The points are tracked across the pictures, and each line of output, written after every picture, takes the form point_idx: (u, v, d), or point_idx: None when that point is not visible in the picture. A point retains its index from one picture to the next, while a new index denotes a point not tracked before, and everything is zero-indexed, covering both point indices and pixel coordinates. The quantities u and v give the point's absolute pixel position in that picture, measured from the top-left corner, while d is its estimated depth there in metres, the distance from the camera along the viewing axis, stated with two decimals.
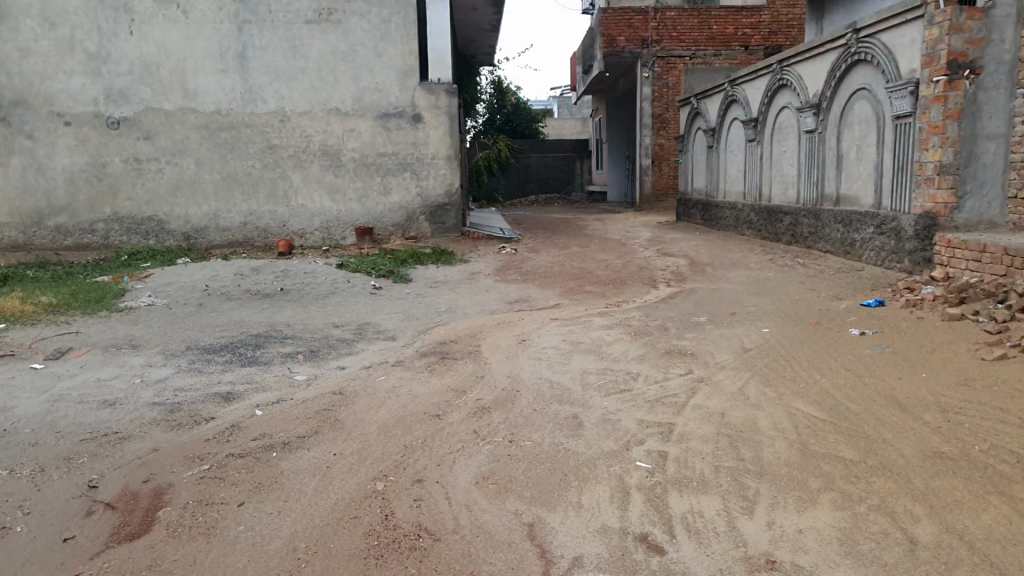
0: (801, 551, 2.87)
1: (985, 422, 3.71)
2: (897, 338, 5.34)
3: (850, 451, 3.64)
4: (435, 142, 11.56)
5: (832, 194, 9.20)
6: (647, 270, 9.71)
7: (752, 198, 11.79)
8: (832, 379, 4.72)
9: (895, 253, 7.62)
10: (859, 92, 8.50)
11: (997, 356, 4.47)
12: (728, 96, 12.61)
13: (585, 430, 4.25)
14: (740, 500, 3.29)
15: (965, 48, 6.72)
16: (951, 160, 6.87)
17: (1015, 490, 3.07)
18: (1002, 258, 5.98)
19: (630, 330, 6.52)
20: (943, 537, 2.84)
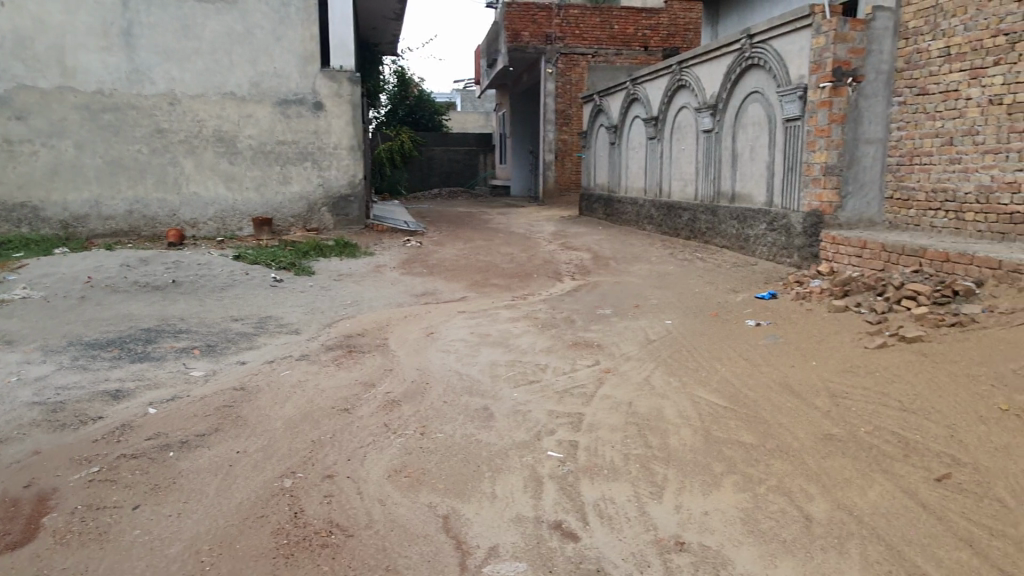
0: (708, 532, 2.99)
1: (869, 406, 3.97)
2: (789, 329, 5.65)
3: (749, 435, 3.82)
4: (337, 131, 11.30)
5: (727, 192, 9.63)
6: (552, 263, 9.86)
7: (652, 194, 12.19)
8: (731, 368, 4.94)
9: (785, 249, 8.06)
10: (752, 95, 8.92)
11: (878, 344, 4.81)
12: (629, 94, 12.94)
13: (496, 422, 4.26)
14: (648, 485, 3.40)
15: (848, 57, 7.17)
16: (835, 161, 7.34)
17: (897, 467, 3.31)
18: (880, 254, 6.45)
19: (537, 322, 6.60)
20: (835, 514, 3.02)
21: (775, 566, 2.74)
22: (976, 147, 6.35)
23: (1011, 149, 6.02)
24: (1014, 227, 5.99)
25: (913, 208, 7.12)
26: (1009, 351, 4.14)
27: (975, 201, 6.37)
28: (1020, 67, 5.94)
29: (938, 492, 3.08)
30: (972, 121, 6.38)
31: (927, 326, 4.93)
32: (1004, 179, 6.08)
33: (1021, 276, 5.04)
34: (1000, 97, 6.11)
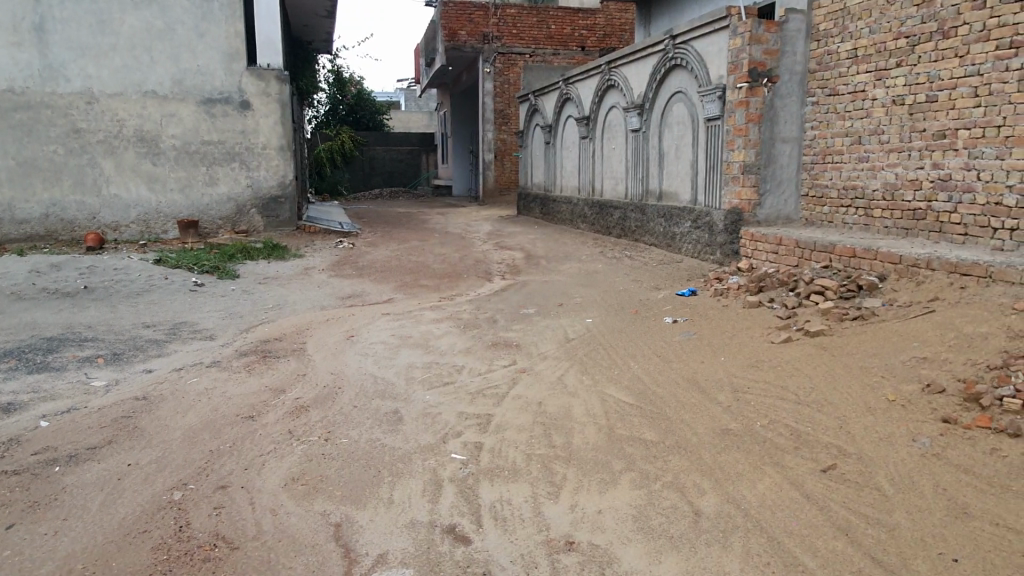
0: (598, 530, 3.01)
1: (769, 400, 4.05)
2: (703, 325, 5.74)
3: (651, 432, 3.86)
4: (266, 131, 11.04)
5: (655, 190, 9.76)
6: (484, 263, 9.83)
7: (585, 193, 12.28)
8: (643, 365, 4.99)
9: (709, 246, 8.20)
10: (676, 94, 9.06)
11: (783, 339, 4.92)
12: (562, 94, 13.01)
13: (404, 425, 4.21)
14: (547, 485, 3.40)
15: (763, 58, 7.34)
16: (752, 160, 7.50)
17: (787, 460, 3.39)
18: (794, 250, 6.61)
19: (459, 323, 6.56)
20: (724, 508, 3.07)
21: (659, 562, 2.76)
22: (881, 146, 6.53)
23: (913, 148, 6.21)
24: (917, 224, 6.20)
25: (827, 206, 7.31)
26: (901, 343, 4.29)
27: (881, 198, 6.57)
28: (920, 69, 6.11)
29: (824, 482, 3.16)
30: (877, 120, 6.57)
31: (832, 320, 5.06)
32: (907, 176, 6.27)
33: (920, 271, 5.20)
34: (902, 97, 6.29)
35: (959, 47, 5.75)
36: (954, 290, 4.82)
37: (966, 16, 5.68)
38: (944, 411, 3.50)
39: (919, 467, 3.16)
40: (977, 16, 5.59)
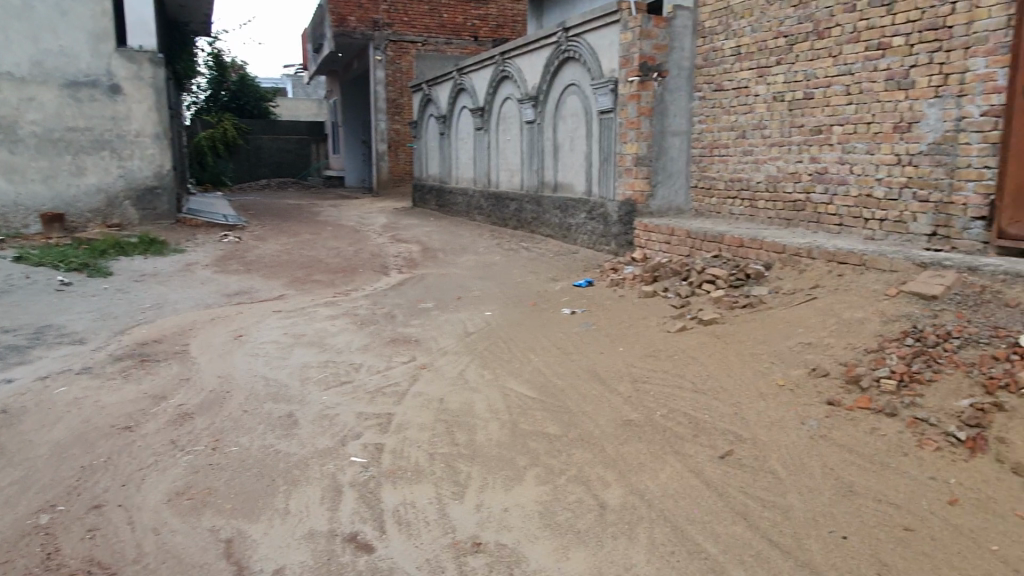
0: (505, 529, 2.96)
1: (667, 389, 4.14)
2: (601, 316, 5.81)
3: (554, 426, 3.86)
4: (140, 117, 10.31)
5: (550, 182, 9.84)
6: (379, 257, 9.59)
7: (481, 184, 12.24)
8: (543, 358, 5.00)
9: (604, 237, 8.35)
10: (569, 87, 9.15)
11: (678, 328, 5.05)
12: (456, 84, 12.89)
13: (299, 429, 4.01)
14: (451, 485, 3.32)
15: (653, 53, 7.53)
16: (645, 153, 7.71)
17: (686, 448, 3.46)
18: (686, 241, 6.81)
19: (355, 319, 6.36)
20: (628, 499, 3.10)
21: (567, 559, 2.75)
22: (764, 140, 6.82)
23: (792, 143, 6.51)
24: (797, 214, 6.53)
25: (714, 197, 7.57)
26: (788, 330, 4.48)
27: (765, 189, 6.86)
28: (798, 67, 6.40)
29: (721, 469, 3.25)
30: (760, 115, 6.85)
31: (723, 308, 5.24)
32: (787, 169, 6.58)
33: (802, 260, 5.47)
34: (782, 94, 6.58)
35: (833, 48, 6.05)
36: (833, 277, 5.09)
37: (839, 18, 5.98)
38: (829, 394, 3.69)
39: (808, 448, 3.31)
40: (848, 18, 5.89)
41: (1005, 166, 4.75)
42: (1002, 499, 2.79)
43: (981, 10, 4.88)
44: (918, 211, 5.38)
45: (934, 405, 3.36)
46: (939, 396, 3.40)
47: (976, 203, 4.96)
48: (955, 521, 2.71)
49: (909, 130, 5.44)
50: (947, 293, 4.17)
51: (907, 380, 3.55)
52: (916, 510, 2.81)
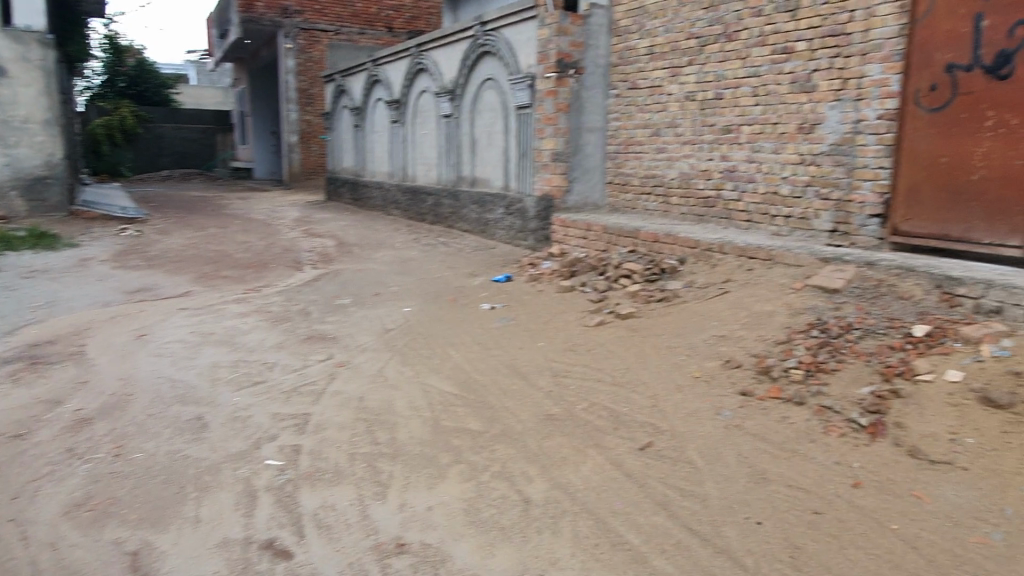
0: (429, 528, 2.92)
1: (587, 382, 4.19)
2: (521, 311, 5.83)
3: (476, 422, 3.84)
4: (27, 102, 9.60)
5: (467, 176, 9.80)
6: (292, 252, 9.31)
7: (397, 178, 12.07)
8: (464, 354, 4.97)
9: (522, 233, 8.39)
10: (486, 82, 9.14)
11: (596, 322, 5.12)
12: (371, 75, 12.65)
13: (210, 432, 3.83)
14: (373, 486, 3.25)
15: (569, 50, 7.62)
16: (562, 149, 7.79)
17: (607, 441, 3.51)
18: (602, 236, 6.91)
19: (268, 316, 6.14)
20: (552, 494, 3.11)
21: (492, 556, 2.74)
22: (677, 138, 7.01)
23: (703, 141, 6.71)
24: (708, 211, 6.74)
25: (629, 193, 7.71)
26: (702, 323, 4.62)
27: (678, 186, 7.05)
28: (708, 68, 6.59)
29: (642, 461, 3.31)
30: (672, 114, 7.03)
31: (639, 302, 5.35)
32: (699, 167, 6.78)
33: (714, 254, 5.64)
34: (694, 94, 6.77)
35: (741, 50, 6.26)
36: (743, 272, 5.27)
37: (747, 22, 6.19)
38: (741, 384, 3.82)
39: (723, 438, 3.42)
40: (755, 22, 6.11)
41: (898, 167, 5.05)
42: (900, 480, 2.96)
43: (876, 18, 5.14)
44: (820, 209, 5.64)
45: (838, 393, 3.53)
46: (843, 385, 3.58)
47: (872, 201, 5.24)
48: (859, 503, 2.86)
49: (812, 131, 5.69)
50: (847, 286, 4.40)
51: (814, 370, 3.72)
52: (824, 494, 2.95)
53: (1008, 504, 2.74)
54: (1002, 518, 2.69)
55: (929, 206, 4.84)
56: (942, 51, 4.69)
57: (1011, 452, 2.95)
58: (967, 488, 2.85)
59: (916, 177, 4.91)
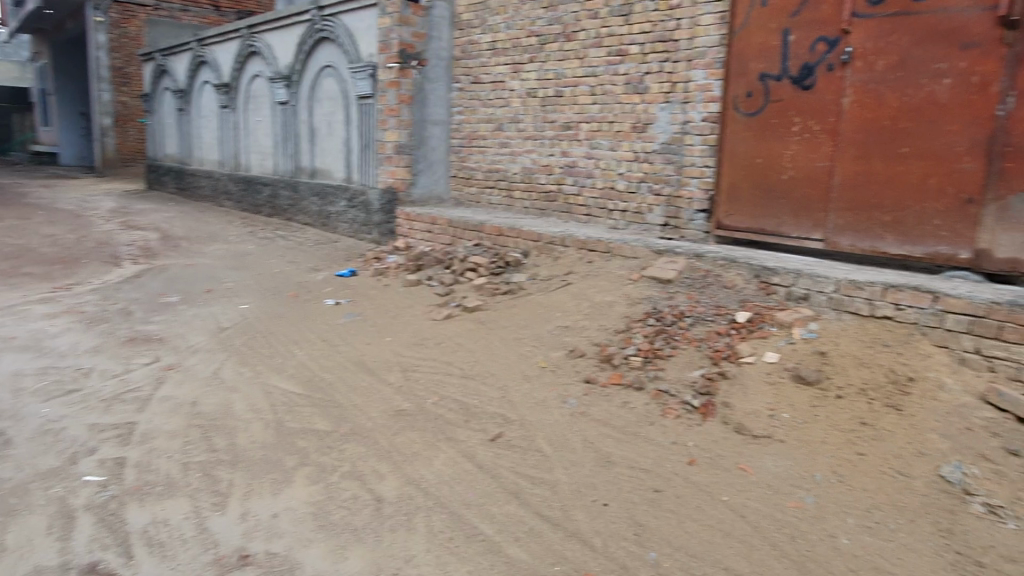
0: (275, 536, 2.78)
1: (437, 375, 4.18)
2: (366, 306, 5.69)
3: (323, 421, 3.71)
4: None
5: (306, 167, 9.43)
6: (108, 245, 8.49)
7: (228, 167, 11.37)
8: (307, 351, 4.77)
9: (365, 226, 8.21)
10: (325, 69, 8.83)
11: (444, 316, 5.11)
12: (196, 56, 11.80)
13: (14, 450, 3.41)
14: (211, 496, 3.04)
15: (412, 41, 7.55)
16: (405, 141, 7.71)
17: (458, 433, 3.52)
18: (448, 230, 6.91)
19: (83, 317, 5.56)
20: (404, 490, 3.07)
21: (344, 559, 2.66)
22: (519, 133, 7.15)
23: (545, 137, 6.89)
24: (550, 205, 6.94)
25: (473, 187, 7.77)
26: (547, 314, 4.75)
27: (521, 181, 7.19)
28: (548, 66, 6.78)
29: (492, 451, 3.35)
30: (515, 109, 7.15)
31: (486, 294, 5.41)
32: (540, 162, 6.96)
33: (556, 247, 5.80)
34: (535, 90, 6.93)
35: (580, 50, 6.48)
36: (583, 264, 5.48)
37: (584, 23, 6.42)
38: (586, 371, 3.98)
39: (569, 425, 3.54)
40: (591, 24, 6.35)
41: (720, 166, 5.45)
42: (728, 455, 3.22)
43: (700, 27, 5.51)
44: (653, 204, 5.98)
45: (673, 377, 3.77)
46: (677, 369, 3.83)
47: (699, 197, 5.63)
48: (694, 478, 3.07)
49: (645, 131, 6.01)
50: (679, 276, 4.70)
51: (651, 356, 3.95)
52: (663, 472, 3.13)
53: (818, 471, 3.07)
54: (813, 483, 3.01)
55: (747, 203, 5.27)
56: (756, 61, 5.11)
57: (818, 424, 3.31)
58: (783, 459, 3.16)
59: (736, 176, 5.33)
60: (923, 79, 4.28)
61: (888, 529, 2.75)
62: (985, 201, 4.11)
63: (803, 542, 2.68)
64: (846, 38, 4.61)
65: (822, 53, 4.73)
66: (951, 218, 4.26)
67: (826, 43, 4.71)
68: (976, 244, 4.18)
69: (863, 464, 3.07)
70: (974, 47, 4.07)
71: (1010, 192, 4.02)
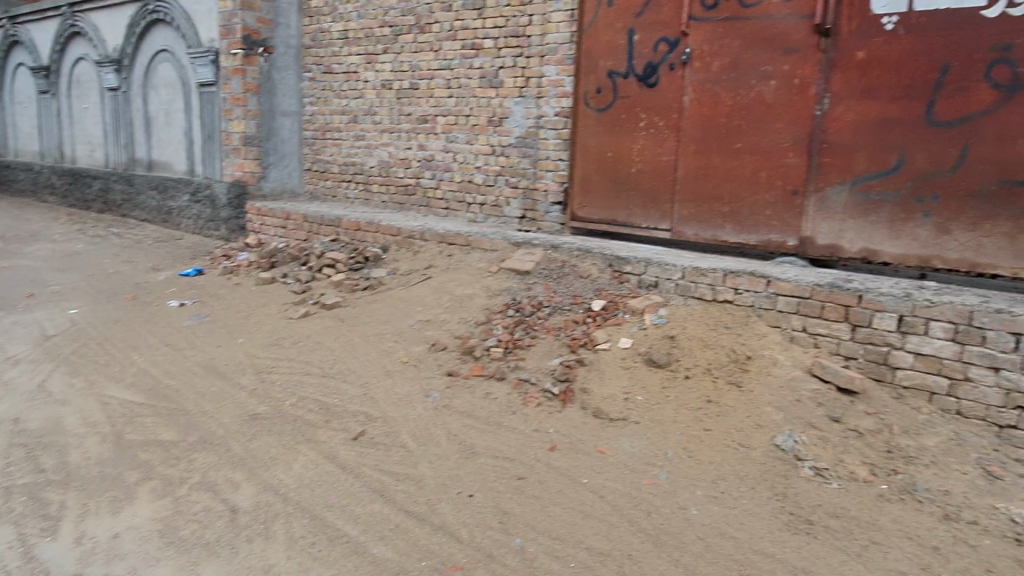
0: (116, 559, 2.60)
1: (294, 376, 4.02)
2: (215, 306, 5.37)
3: (169, 431, 3.46)
4: None
5: (142, 159, 8.77)
6: None
7: (51, 159, 10.35)
8: (150, 357, 4.44)
9: (212, 221, 7.75)
10: (161, 54, 8.24)
11: (301, 314, 4.92)
12: (8, 35, 10.62)
13: None
14: (39, 521, 2.80)
15: (257, 27, 7.26)
16: (253, 132, 7.39)
17: (318, 435, 3.40)
18: (302, 225, 6.66)
19: None
20: (261, 497, 2.93)
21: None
22: (375, 126, 7.01)
23: (401, 130, 6.80)
24: (408, 198, 6.86)
25: (328, 180, 7.53)
26: (408, 308, 4.70)
27: (378, 174, 7.06)
28: (403, 57, 6.69)
29: (355, 451, 3.27)
30: (369, 101, 7.01)
31: (345, 291, 5.26)
32: (398, 155, 6.86)
33: (416, 241, 5.74)
34: (390, 82, 6.82)
35: (434, 43, 6.45)
36: (443, 257, 5.46)
37: (437, 15, 6.38)
38: (448, 365, 3.98)
39: (434, 419, 3.53)
40: (445, 17, 6.33)
41: (574, 160, 5.62)
42: (587, 439, 3.33)
43: (551, 24, 5.64)
44: (511, 197, 6.07)
45: (534, 366, 3.85)
46: (537, 358, 3.92)
47: (554, 189, 5.78)
48: (555, 463, 3.16)
49: (500, 125, 6.08)
50: (537, 267, 4.80)
51: (511, 347, 4.01)
52: (526, 459, 3.20)
53: (670, 448, 3.25)
54: (666, 460, 3.18)
55: (599, 196, 5.48)
56: (604, 58, 5.31)
57: (669, 404, 3.50)
58: (638, 439, 3.32)
59: (589, 169, 5.52)
60: (752, 80, 4.63)
61: (733, 497, 2.96)
62: (808, 192, 4.51)
63: (658, 516, 2.83)
64: (684, 39, 4.89)
65: (664, 53, 4.99)
66: (780, 208, 4.63)
67: (667, 44, 4.98)
68: (802, 232, 4.57)
69: (709, 439, 3.29)
70: (795, 52, 4.44)
71: (828, 184, 4.43)
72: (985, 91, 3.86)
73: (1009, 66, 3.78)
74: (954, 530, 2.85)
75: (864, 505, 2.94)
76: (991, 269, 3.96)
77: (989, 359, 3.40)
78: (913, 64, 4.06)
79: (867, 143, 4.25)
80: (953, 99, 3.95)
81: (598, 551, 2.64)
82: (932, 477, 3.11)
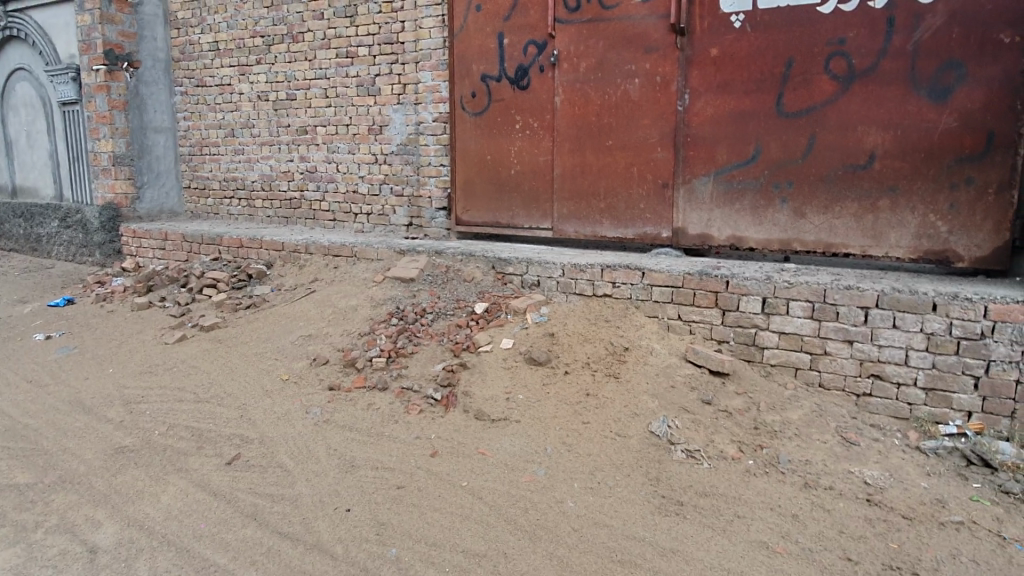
0: None
1: (165, 404, 3.85)
2: (84, 337, 5.08)
3: (26, 474, 3.26)
4: None
5: (5, 186, 8.22)
6: None
7: None
8: (9, 396, 4.16)
9: (85, 247, 7.31)
10: (17, 72, 7.76)
11: (177, 338, 4.72)
12: None
13: None
14: None
15: (119, 41, 6.91)
16: (123, 151, 7.04)
17: (190, 463, 3.28)
18: (182, 245, 6.40)
19: None
20: (124, 534, 2.79)
21: None
22: (253, 139, 6.81)
23: (281, 142, 6.63)
24: (293, 212, 6.70)
25: (209, 198, 7.27)
26: (290, 325, 4.59)
27: (261, 189, 6.87)
28: (277, 68, 6.52)
29: (229, 475, 3.17)
30: (246, 114, 6.81)
31: (226, 311, 5.09)
32: (280, 168, 6.69)
33: (300, 255, 5.60)
34: (266, 94, 6.64)
35: (307, 52, 6.32)
36: (329, 270, 5.36)
37: (309, 24, 6.27)
38: (330, 379, 3.92)
39: (312, 435, 3.46)
40: (317, 25, 6.22)
41: (454, 164, 5.63)
42: (468, 442, 3.35)
43: (423, 30, 5.64)
44: (396, 205, 6.04)
45: (417, 373, 3.85)
46: (419, 365, 3.91)
47: (438, 196, 5.78)
48: (435, 469, 3.15)
49: (381, 133, 6.03)
50: (421, 274, 4.76)
51: (394, 356, 3.98)
52: (406, 467, 3.18)
53: (549, 444, 3.30)
54: (545, 456, 3.23)
55: (481, 199, 5.51)
56: (477, 62, 5.34)
57: (549, 400, 3.56)
58: (519, 438, 3.35)
59: (470, 172, 5.54)
60: (618, 79, 4.76)
61: (608, 486, 3.04)
62: (677, 185, 4.67)
63: (535, 512, 2.87)
64: (551, 42, 4.98)
65: (533, 56, 5.07)
66: (652, 201, 4.78)
67: (536, 47, 5.06)
68: (674, 223, 4.73)
69: (587, 431, 3.36)
70: (655, 51, 4.60)
71: (695, 176, 4.61)
72: (826, 83, 4.11)
73: (845, 59, 4.05)
74: (813, 497, 3.03)
75: (731, 481, 3.08)
76: (844, 248, 4.22)
77: (844, 332, 3.61)
78: (761, 59, 4.28)
79: (727, 135, 4.45)
80: (799, 91, 4.19)
81: (474, 553, 2.65)
82: (795, 449, 3.30)
